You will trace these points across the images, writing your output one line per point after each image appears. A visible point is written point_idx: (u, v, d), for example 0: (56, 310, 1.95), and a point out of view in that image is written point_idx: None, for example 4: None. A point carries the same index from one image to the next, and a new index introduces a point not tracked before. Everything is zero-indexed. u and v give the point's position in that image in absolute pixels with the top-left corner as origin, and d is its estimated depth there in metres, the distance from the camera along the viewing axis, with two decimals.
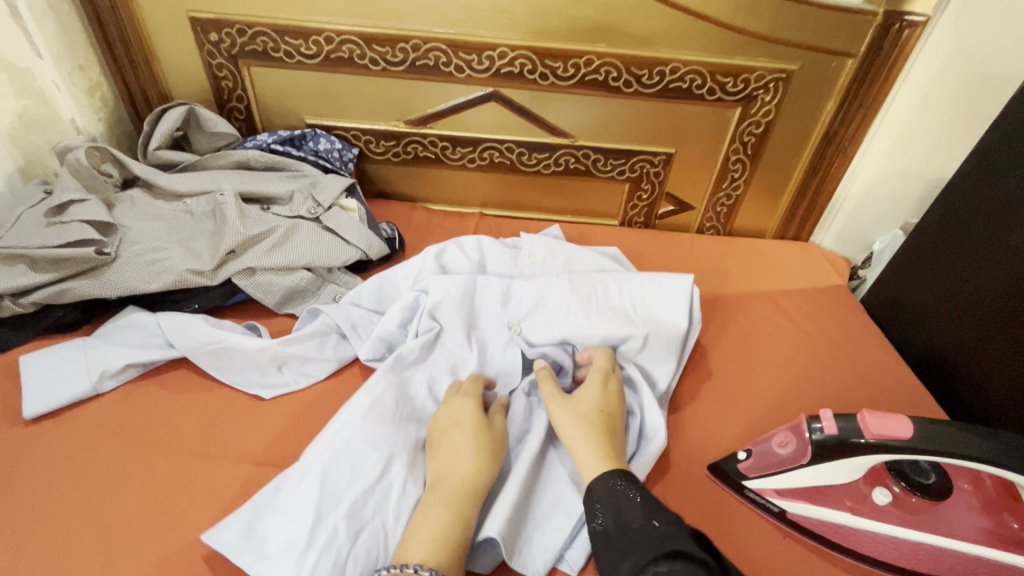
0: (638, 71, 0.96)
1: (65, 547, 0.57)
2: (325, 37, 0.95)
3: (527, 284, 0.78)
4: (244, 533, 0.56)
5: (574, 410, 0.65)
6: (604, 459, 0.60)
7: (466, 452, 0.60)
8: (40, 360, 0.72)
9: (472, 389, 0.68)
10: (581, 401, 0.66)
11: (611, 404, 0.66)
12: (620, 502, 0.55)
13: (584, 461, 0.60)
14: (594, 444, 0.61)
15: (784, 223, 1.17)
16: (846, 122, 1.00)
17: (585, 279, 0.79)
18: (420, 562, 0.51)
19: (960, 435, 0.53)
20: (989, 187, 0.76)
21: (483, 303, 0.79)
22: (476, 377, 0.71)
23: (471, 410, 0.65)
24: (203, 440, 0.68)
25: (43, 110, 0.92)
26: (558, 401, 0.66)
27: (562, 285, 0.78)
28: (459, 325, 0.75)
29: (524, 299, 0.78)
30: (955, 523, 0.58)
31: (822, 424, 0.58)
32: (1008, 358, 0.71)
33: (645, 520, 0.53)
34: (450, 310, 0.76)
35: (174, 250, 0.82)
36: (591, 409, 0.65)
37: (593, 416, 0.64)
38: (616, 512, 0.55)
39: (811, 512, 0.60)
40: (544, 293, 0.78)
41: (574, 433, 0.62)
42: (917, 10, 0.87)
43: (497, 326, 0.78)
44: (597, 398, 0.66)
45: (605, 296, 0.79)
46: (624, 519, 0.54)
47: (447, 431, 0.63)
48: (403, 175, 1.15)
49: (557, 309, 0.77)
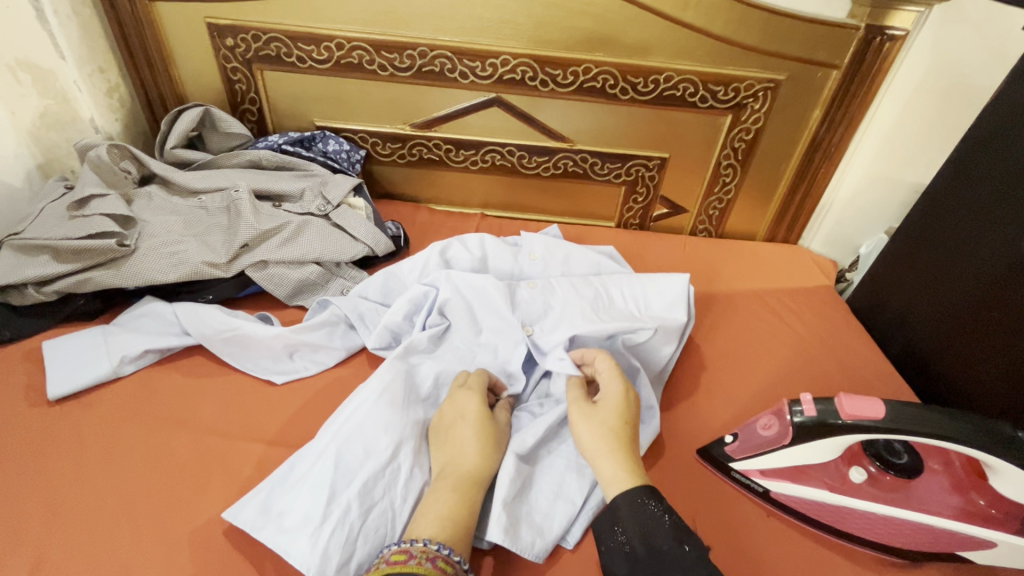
0: (634, 79, 1.01)
1: (90, 519, 0.61)
2: (336, 43, 1.00)
3: (533, 285, 0.81)
4: (261, 510, 0.60)
5: (598, 426, 0.62)
6: (631, 475, 0.58)
7: (471, 442, 0.64)
8: (64, 346, 0.76)
9: (477, 383, 0.71)
10: (603, 410, 0.64)
11: (631, 412, 0.64)
12: (648, 522, 0.53)
13: (608, 478, 0.58)
14: (620, 459, 0.59)
15: (774, 227, 1.21)
16: (832, 129, 1.04)
17: (586, 283, 0.83)
18: (429, 537, 0.53)
19: (930, 416, 0.57)
20: (967, 190, 0.80)
21: (492, 305, 0.79)
22: (481, 373, 0.73)
23: (474, 406, 0.67)
24: (219, 423, 0.72)
25: (64, 109, 0.96)
26: (580, 415, 0.64)
27: (565, 287, 0.82)
28: (467, 321, 0.79)
29: (536, 299, 0.80)
30: (926, 500, 0.62)
31: (802, 407, 0.62)
32: (986, 352, 0.75)
33: (677, 544, 0.51)
34: (458, 305, 0.79)
35: (190, 243, 0.86)
36: (615, 421, 0.62)
37: (618, 428, 0.62)
38: (644, 532, 0.53)
39: (792, 490, 0.64)
40: (548, 291, 0.81)
41: (600, 450, 0.60)
42: (897, 25, 0.92)
43: (509, 327, 0.78)
44: (617, 408, 0.64)
45: (604, 294, 0.82)
46: (654, 542, 0.52)
47: (456, 420, 0.66)
48: (408, 176, 1.19)
49: (563, 309, 0.79)
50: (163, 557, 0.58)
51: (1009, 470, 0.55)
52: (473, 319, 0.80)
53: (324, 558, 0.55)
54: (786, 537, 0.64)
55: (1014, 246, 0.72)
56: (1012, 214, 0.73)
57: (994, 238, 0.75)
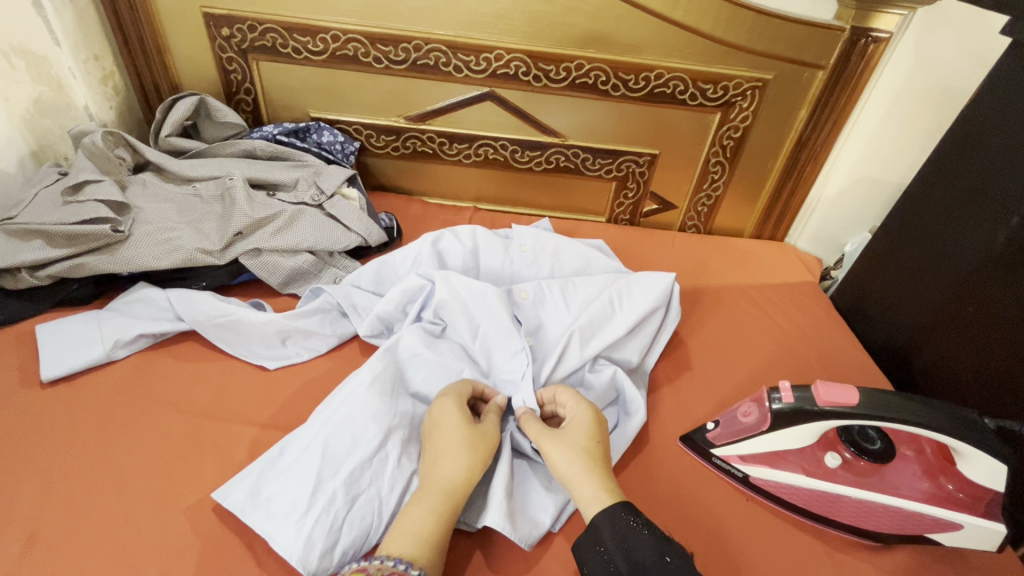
0: (625, 76, 1.03)
1: (84, 498, 0.62)
2: (332, 35, 1.01)
3: (526, 292, 0.81)
4: (248, 494, 0.60)
5: (571, 448, 0.61)
6: (610, 493, 0.57)
7: (454, 451, 0.60)
8: (57, 330, 0.77)
9: (460, 391, 0.67)
10: (573, 434, 0.63)
11: (601, 432, 0.64)
12: (629, 538, 0.53)
13: (588, 499, 0.57)
14: (598, 479, 0.58)
15: (760, 224, 1.23)
16: (818, 128, 1.06)
17: (574, 289, 0.82)
18: (391, 554, 0.51)
19: (904, 403, 0.59)
20: (946, 187, 0.82)
21: (491, 313, 0.77)
22: (465, 382, 0.70)
23: (456, 420, 0.63)
24: (212, 406, 0.73)
25: (58, 96, 0.96)
26: (549, 439, 0.62)
27: (559, 294, 0.82)
28: (466, 325, 0.77)
29: (529, 309, 0.80)
30: (897, 485, 0.64)
31: (780, 394, 0.64)
32: (962, 346, 0.77)
33: (659, 556, 0.51)
34: (455, 309, 0.77)
35: (184, 230, 0.87)
36: (586, 441, 0.62)
37: (590, 448, 0.61)
38: (625, 547, 0.53)
39: (770, 475, 0.66)
40: (541, 300, 0.81)
41: (576, 472, 0.59)
42: (881, 27, 0.94)
43: (507, 336, 0.76)
44: (586, 429, 0.63)
45: (593, 293, 0.82)
46: (636, 557, 0.52)
47: (439, 426, 0.63)
48: (401, 168, 1.20)
49: (558, 318, 0.80)
50: (156, 536, 0.59)
51: (976, 455, 0.57)
52: (471, 322, 0.77)
53: (307, 545, 0.56)
54: (762, 518, 0.66)
55: (990, 241, 0.74)
56: (991, 209, 0.75)
57: (969, 234, 0.78)
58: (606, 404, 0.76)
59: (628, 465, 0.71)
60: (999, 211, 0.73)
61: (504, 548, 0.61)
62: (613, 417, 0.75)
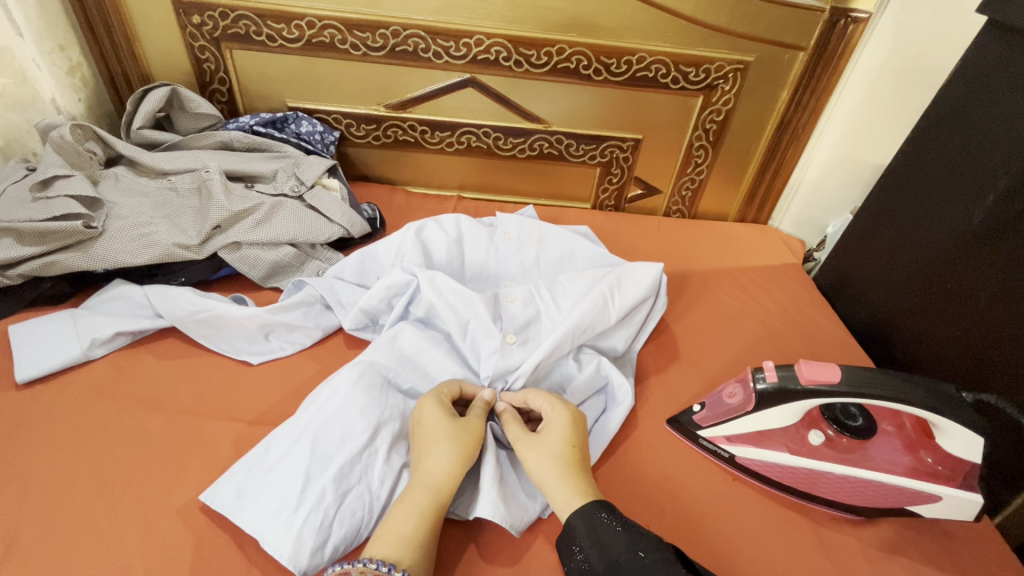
0: (606, 60, 1.02)
1: (67, 502, 0.61)
2: (307, 21, 0.98)
3: (514, 295, 0.79)
4: (234, 493, 0.60)
5: (546, 455, 0.61)
6: (582, 496, 0.57)
7: (437, 452, 0.59)
8: (31, 331, 0.75)
9: (448, 394, 0.66)
10: (548, 439, 0.62)
11: (578, 433, 0.63)
12: (603, 535, 0.53)
13: (562, 505, 0.57)
14: (572, 483, 0.58)
15: (745, 206, 1.24)
16: (800, 109, 1.08)
17: (559, 283, 0.82)
18: (383, 558, 0.51)
19: (884, 379, 0.59)
20: (923, 168, 0.83)
21: (477, 312, 0.76)
22: (452, 383, 0.69)
23: (439, 416, 0.62)
24: (196, 403, 0.72)
25: (23, 89, 0.92)
26: (524, 444, 0.62)
27: (547, 293, 0.80)
28: (452, 323, 0.76)
29: (517, 309, 0.78)
30: (880, 459, 0.65)
31: (765, 374, 0.64)
32: (946, 321, 0.78)
33: (632, 552, 0.51)
34: (442, 311, 0.76)
35: (161, 225, 0.85)
36: (562, 447, 0.61)
37: (565, 454, 0.61)
38: (600, 545, 0.53)
39: (755, 454, 0.67)
40: (530, 300, 0.79)
41: (550, 478, 0.59)
42: (860, 7, 0.95)
43: (492, 333, 0.75)
44: (562, 434, 0.62)
45: (577, 288, 0.81)
46: (610, 555, 0.52)
47: (424, 425, 0.62)
48: (383, 158, 1.19)
49: (546, 316, 0.78)
50: (142, 537, 0.58)
51: (955, 429, 0.58)
52: (459, 322, 0.76)
53: (297, 543, 0.55)
54: (747, 496, 0.67)
55: (969, 218, 0.75)
56: (968, 186, 0.76)
57: (946, 211, 0.79)
58: (592, 391, 0.75)
59: (615, 456, 0.71)
60: (976, 186, 0.74)
61: (492, 536, 0.61)
62: (600, 404, 0.75)
